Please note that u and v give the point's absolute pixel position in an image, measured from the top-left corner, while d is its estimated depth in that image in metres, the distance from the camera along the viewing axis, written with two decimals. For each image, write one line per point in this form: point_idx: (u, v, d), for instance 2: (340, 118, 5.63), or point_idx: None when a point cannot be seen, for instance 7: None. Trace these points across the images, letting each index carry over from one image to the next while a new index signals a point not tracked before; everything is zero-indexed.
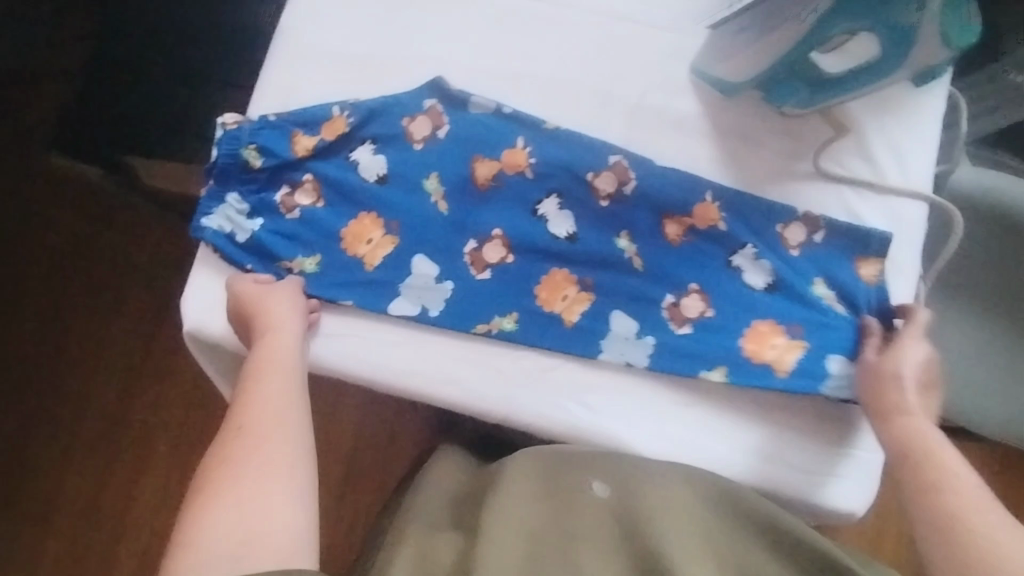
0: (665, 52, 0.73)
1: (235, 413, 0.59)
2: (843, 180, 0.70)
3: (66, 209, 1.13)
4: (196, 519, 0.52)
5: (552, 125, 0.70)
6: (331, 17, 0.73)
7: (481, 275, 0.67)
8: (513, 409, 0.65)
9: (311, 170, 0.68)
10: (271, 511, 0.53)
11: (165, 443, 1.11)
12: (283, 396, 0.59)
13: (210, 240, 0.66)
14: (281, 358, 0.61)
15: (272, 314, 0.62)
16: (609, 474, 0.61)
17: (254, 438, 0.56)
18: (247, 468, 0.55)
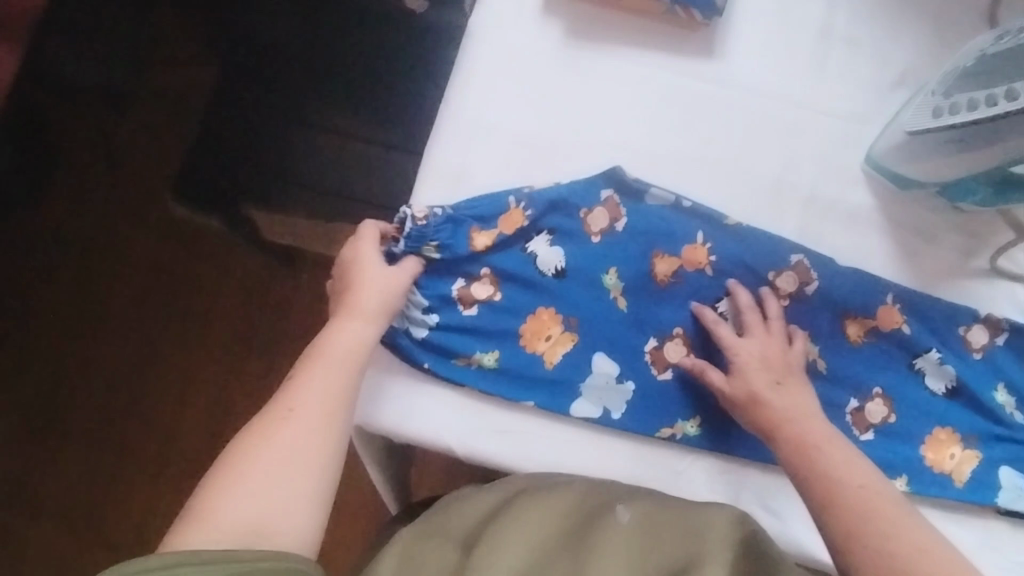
0: (843, 139, 0.70)
1: (290, 386, 0.59)
2: (1019, 279, 0.69)
3: (176, 249, 1.17)
4: (215, 480, 0.54)
5: (734, 220, 0.68)
6: (498, 94, 0.69)
7: (663, 375, 0.66)
8: (602, 466, 0.64)
9: (489, 264, 0.66)
10: (276, 506, 0.53)
11: None
12: (338, 399, 0.58)
13: (391, 335, 0.64)
14: (351, 357, 0.60)
15: (367, 305, 0.61)
16: (636, 504, 0.59)
17: (288, 434, 0.56)
18: (273, 452, 0.55)
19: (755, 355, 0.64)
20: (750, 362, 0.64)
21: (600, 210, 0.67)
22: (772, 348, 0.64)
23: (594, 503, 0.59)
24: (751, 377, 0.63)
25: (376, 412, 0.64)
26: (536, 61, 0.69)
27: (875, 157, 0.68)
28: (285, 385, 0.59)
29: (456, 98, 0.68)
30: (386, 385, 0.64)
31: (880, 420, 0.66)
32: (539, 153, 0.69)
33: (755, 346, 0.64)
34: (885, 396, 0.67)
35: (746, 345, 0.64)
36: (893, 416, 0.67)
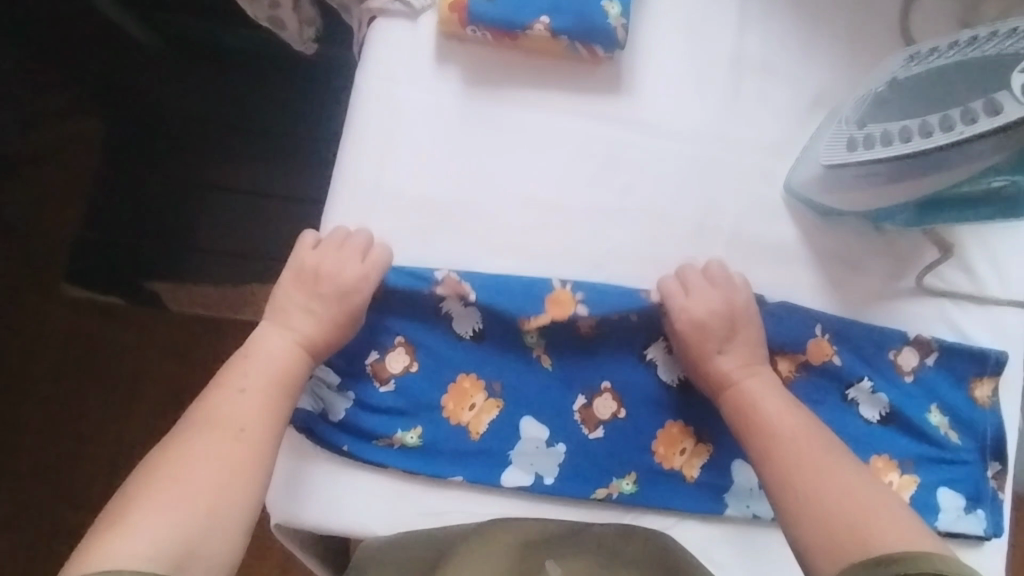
0: (761, 170, 0.68)
1: (233, 397, 0.56)
2: (946, 295, 0.68)
3: (67, 309, 1.01)
4: (152, 492, 0.50)
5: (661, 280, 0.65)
6: (399, 153, 0.65)
7: (594, 433, 0.63)
8: None
9: (402, 333, 0.63)
10: (218, 522, 0.51)
11: None
12: (269, 406, 0.56)
13: (302, 422, 0.60)
14: (286, 363, 0.58)
15: (332, 309, 0.60)
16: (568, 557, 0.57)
17: (216, 442, 0.53)
18: (210, 463, 0.52)
19: (697, 312, 0.62)
20: (698, 321, 0.62)
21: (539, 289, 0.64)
22: (722, 301, 0.63)
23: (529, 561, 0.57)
24: (705, 337, 0.62)
25: (298, 507, 0.60)
26: (436, 114, 0.66)
27: (793, 187, 0.66)
28: (217, 393, 0.56)
29: (349, 162, 0.65)
30: (308, 477, 0.61)
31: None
32: (447, 213, 0.65)
33: (698, 306, 0.62)
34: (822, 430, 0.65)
35: (692, 300, 0.63)
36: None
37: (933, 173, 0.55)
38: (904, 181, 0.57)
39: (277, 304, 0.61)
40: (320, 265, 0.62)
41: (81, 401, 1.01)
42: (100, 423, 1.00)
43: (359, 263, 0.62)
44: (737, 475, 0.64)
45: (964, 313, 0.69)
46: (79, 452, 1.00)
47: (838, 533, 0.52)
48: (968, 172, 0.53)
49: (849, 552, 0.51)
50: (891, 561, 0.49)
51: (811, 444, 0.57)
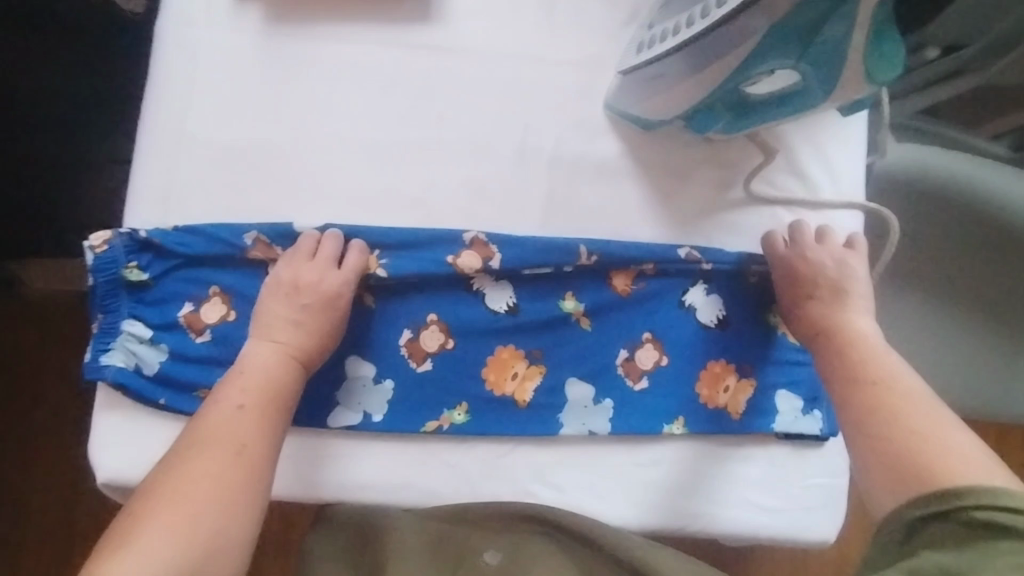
0: (579, 87, 0.66)
1: (232, 414, 0.54)
2: (778, 201, 0.67)
3: None
4: (142, 525, 0.48)
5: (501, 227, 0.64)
6: (201, 99, 0.63)
7: (422, 367, 0.62)
8: (376, 475, 0.62)
9: (215, 282, 0.61)
10: (224, 542, 0.50)
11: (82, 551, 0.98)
12: (264, 416, 0.55)
13: (114, 379, 0.59)
14: (282, 375, 0.57)
15: (279, 333, 0.58)
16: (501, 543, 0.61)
17: (201, 463, 0.52)
18: (207, 482, 0.51)
19: (795, 266, 0.64)
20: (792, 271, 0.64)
21: (345, 251, 0.61)
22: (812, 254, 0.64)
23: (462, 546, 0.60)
24: (799, 282, 0.64)
25: (121, 464, 0.59)
26: (238, 56, 0.64)
27: (614, 103, 0.65)
28: (214, 409, 0.55)
29: (154, 112, 0.63)
30: (130, 432, 0.60)
31: (652, 365, 0.65)
32: (258, 156, 0.63)
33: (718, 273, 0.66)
34: (655, 341, 0.65)
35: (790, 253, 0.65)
36: (665, 360, 0.65)
37: (707, 63, 0.56)
38: (688, 75, 0.58)
39: (288, 299, 0.59)
40: (296, 278, 0.59)
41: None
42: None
43: (314, 266, 0.60)
44: (571, 396, 0.64)
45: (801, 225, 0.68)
46: None
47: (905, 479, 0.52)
48: (735, 60, 0.54)
49: (913, 486, 0.51)
50: (949, 496, 0.49)
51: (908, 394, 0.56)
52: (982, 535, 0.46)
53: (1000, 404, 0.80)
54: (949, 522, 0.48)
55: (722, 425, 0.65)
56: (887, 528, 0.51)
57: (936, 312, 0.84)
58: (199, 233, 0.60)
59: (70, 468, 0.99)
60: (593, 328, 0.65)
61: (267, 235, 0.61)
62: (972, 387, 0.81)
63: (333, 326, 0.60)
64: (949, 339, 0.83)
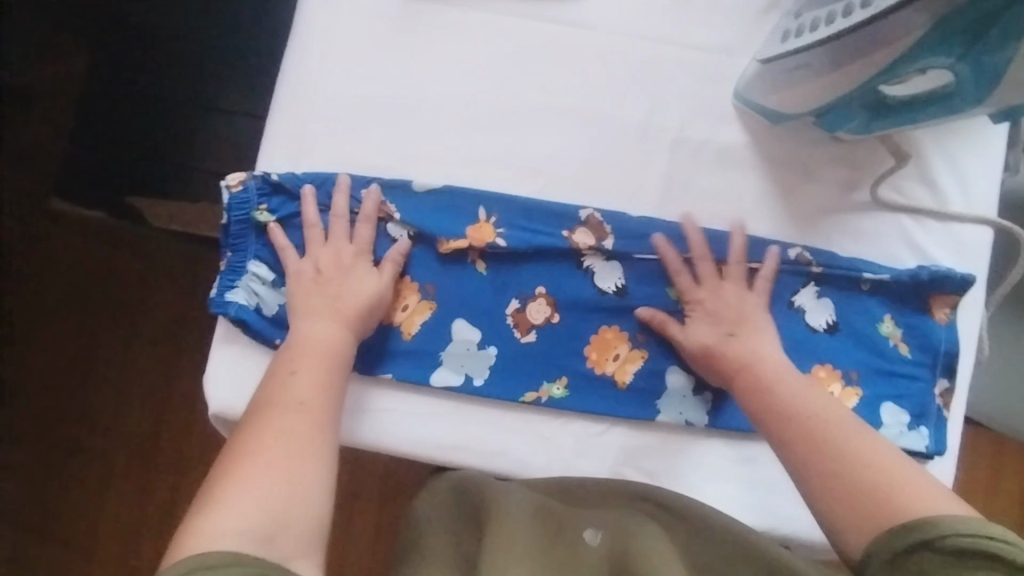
0: (709, 75, 0.66)
1: (289, 377, 0.55)
2: (904, 209, 0.65)
3: (71, 235, 1.04)
4: (223, 486, 0.49)
5: (617, 207, 0.65)
6: (340, 55, 0.65)
7: (526, 337, 0.63)
8: (471, 441, 0.63)
9: (336, 234, 0.63)
10: (302, 497, 0.50)
11: (164, 481, 1.03)
12: (324, 378, 0.56)
13: (235, 316, 0.61)
14: (339, 340, 0.58)
15: (344, 308, 0.59)
16: (606, 521, 0.57)
17: (275, 424, 0.52)
18: (282, 441, 0.52)
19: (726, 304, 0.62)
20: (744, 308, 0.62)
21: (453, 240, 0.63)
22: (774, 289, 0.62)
23: (567, 519, 0.57)
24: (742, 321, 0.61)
25: (233, 399, 0.62)
26: (378, 17, 0.66)
27: (744, 92, 0.64)
28: (275, 378, 0.56)
29: (295, 63, 0.65)
30: (246, 369, 0.62)
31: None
32: (388, 117, 0.65)
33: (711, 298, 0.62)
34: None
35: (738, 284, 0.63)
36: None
37: (854, 58, 0.54)
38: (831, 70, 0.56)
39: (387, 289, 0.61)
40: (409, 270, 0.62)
41: (73, 323, 1.04)
42: (93, 342, 1.04)
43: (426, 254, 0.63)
44: (673, 385, 0.63)
45: (928, 242, 0.66)
46: (73, 367, 1.04)
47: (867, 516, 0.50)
48: (888, 55, 0.52)
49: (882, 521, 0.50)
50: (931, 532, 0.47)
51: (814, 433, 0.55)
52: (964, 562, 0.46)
53: None
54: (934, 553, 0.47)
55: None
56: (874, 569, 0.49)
57: None
58: (326, 185, 0.63)
59: (153, 406, 1.03)
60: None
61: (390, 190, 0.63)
62: None
63: (381, 295, 0.61)
64: None
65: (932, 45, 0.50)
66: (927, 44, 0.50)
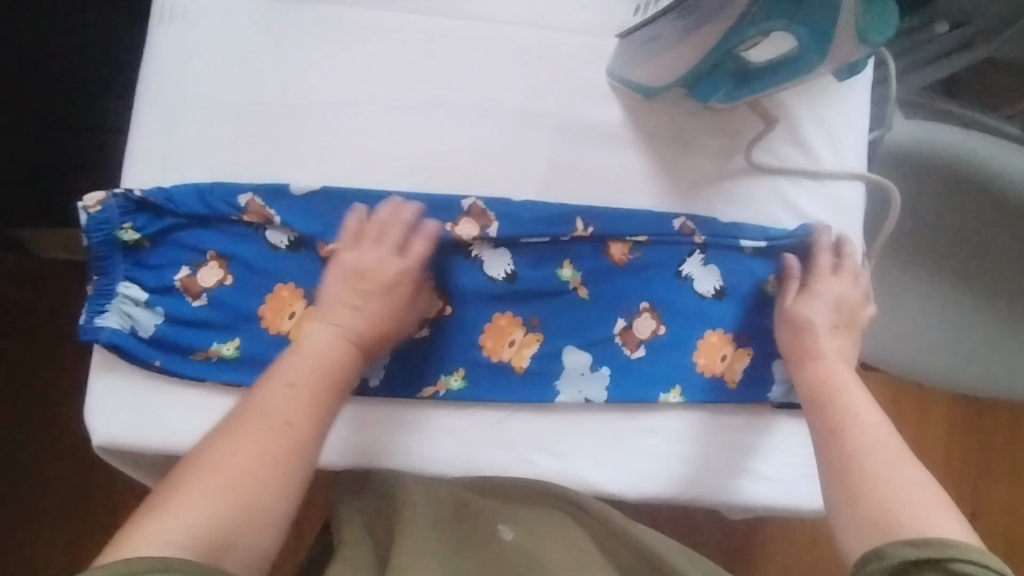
0: (582, 56, 0.66)
1: (281, 391, 0.52)
2: (779, 171, 0.67)
3: None
4: (180, 491, 0.46)
5: (499, 194, 0.64)
6: (200, 62, 0.63)
7: (420, 333, 0.62)
8: (372, 443, 0.62)
9: (211, 246, 0.60)
10: (259, 519, 0.47)
11: (77, 524, 0.97)
12: (316, 399, 0.53)
13: (109, 341, 0.58)
14: (338, 357, 0.55)
15: (366, 325, 0.57)
16: (517, 519, 0.58)
17: (254, 436, 0.49)
18: (254, 456, 0.48)
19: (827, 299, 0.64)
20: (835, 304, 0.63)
21: (421, 227, 0.61)
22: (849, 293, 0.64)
23: (487, 515, 0.58)
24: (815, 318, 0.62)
25: (116, 428, 0.59)
26: (238, 20, 0.63)
27: (615, 70, 0.64)
28: (266, 386, 0.52)
29: (152, 71, 0.62)
30: (126, 395, 0.60)
31: (650, 333, 0.64)
32: (258, 121, 0.63)
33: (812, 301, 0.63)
34: (653, 309, 0.65)
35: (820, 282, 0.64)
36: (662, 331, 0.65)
37: (702, 25, 0.55)
38: (684, 37, 0.57)
39: (364, 290, 0.58)
40: (361, 266, 0.59)
41: None
42: None
43: (404, 232, 0.60)
44: (569, 365, 0.63)
45: (806, 202, 0.67)
46: None
47: (865, 507, 0.50)
48: (728, 20, 0.53)
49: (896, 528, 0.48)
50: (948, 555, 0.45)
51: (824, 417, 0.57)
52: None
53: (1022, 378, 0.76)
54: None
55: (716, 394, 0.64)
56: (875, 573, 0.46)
57: (948, 286, 0.82)
58: (195, 195, 0.60)
59: (57, 446, 0.98)
60: (590, 297, 0.64)
61: (262, 196, 0.61)
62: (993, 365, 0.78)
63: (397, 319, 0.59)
64: (965, 314, 0.81)
65: (768, 9, 0.52)
66: (764, 10, 0.52)
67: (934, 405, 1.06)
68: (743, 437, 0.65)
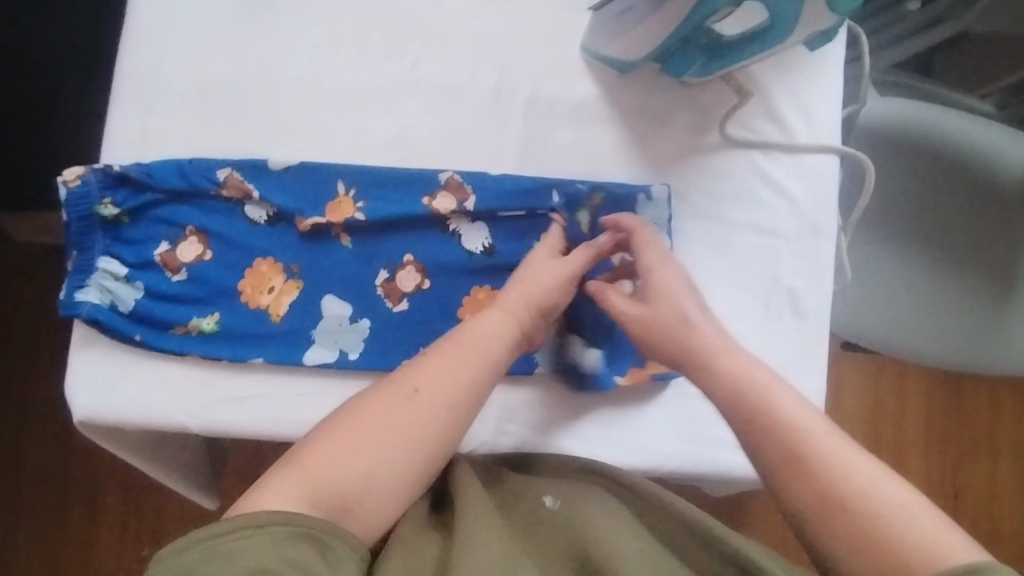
0: (555, 32, 0.67)
1: (429, 364, 0.53)
2: (753, 145, 0.67)
3: None
4: (315, 449, 0.48)
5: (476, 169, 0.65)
6: (176, 41, 0.63)
7: (398, 307, 0.63)
8: None
9: (191, 222, 0.61)
10: (386, 485, 0.49)
11: (77, 507, 1.00)
12: (457, 377, 0.53)
13: (89, 315, 0.59)
14: (490, 340, 0.56)
15: (511, 299, 0.58)
16: (560, 489, 0.55)
17: (388, 408, 0.51)
18: (388, 425, 0.50)
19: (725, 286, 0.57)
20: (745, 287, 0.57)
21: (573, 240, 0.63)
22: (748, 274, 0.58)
23: (533, 491, 0.55)
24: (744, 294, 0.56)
25: (97, 403, 0.59)
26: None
27: (589, 45, 0.65)
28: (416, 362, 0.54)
29: (131, 50, 0.63)
30: (107, 370, 0.60)
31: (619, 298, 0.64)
32: (235, 98, 0.63)
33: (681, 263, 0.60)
34: (625, 266, 0.65)
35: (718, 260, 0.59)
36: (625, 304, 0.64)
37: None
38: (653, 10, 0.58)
39: (536, 275, 0.60)
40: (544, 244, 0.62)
41: None
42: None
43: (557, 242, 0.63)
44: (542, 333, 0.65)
45: (781, 175, 0.68)
46: None
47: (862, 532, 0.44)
48: None
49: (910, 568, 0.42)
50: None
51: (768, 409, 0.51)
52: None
53: (1005, 350, 0.76)
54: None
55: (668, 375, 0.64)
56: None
57: (930, 260, 0.82)
58: (174, 171, 0.61)
59: (55, 433, 1.01)
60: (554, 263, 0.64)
61: (241, 171, 0.62)
62: (975, 337, 0.78)
63: (545, 294, 0.59)
64: (948, 288, 0.81)
65: None
66: None
67: (911, 381, 1.09)
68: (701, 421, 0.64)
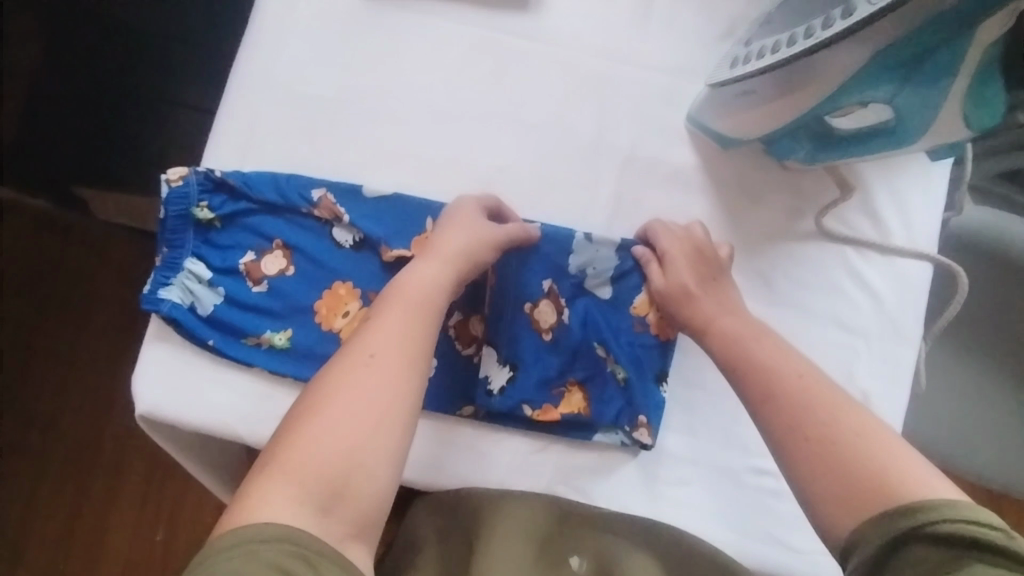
0: (662, 96, 0.67)
1: (374, 328, 0.52)
2: (847, 240, 0.66)
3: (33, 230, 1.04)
4: (291, 442, 0.48)
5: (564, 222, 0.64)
6: (293, 54, 0.64)
7: (467, 349, 0.63)
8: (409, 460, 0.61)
9: (278, 235, 0.62)
10: (376, 455, 0.48)
11: (107, 472, 1.01)
12: (409, 334, 0.53)
13: (168, 313, 0.59)
14: (430, 296, 0.55)
15: (447, 251, 0.58)
16: (587, 549, 0.60)
17: (342, 382, 0.50)
18: (354, 399, 0.49)
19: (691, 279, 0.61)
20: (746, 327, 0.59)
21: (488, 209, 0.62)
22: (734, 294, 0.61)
23: (555, 548, 0.60)
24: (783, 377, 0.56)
25: (161, 399, 0.60)
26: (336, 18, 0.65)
27: (697, 117, 0.65)
28: (364, 331, 0.53)
29: (246, 57, 0.64)
30: (176, 367, 0.60)
31: (547, 327, 0.63)
32: (341, 118, 0.64)
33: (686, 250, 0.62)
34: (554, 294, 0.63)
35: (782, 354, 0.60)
36: (549, 335, 0.63)
37: (797, 87, 0.55)
38: (779, 93, 0.57)
39: (461, 231, 0.59)
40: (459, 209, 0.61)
41: (27, 313, 1.03)
42: (44, 331, 1.03)
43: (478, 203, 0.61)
44: (562, 387, 0.63)
45: (874, 275, 0.66)
46: (21, 354, 1.03)
47: None
48: (825, 87, 0.53)
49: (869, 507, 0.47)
50: (915, 510, 0.45)
51: (836, 419, 0.51)
52: (957, 549, 0.44)
53: None
54: (918, 542, 0.45)
55: (628, 416, 0.62)
56: (851, 563, 0.47)
57: (1003, 376, 0.79)
58: (272, 183, 0.61)
59: (97, 397, 1.03)
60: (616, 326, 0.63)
61: (334, 193, 0.62)
62: None
63: (478, 249, 0.58)
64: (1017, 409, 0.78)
65: (866, 79, 0.51)
66: (864, 79, 0.51)
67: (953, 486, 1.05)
68: (718, 492, 0.63)
